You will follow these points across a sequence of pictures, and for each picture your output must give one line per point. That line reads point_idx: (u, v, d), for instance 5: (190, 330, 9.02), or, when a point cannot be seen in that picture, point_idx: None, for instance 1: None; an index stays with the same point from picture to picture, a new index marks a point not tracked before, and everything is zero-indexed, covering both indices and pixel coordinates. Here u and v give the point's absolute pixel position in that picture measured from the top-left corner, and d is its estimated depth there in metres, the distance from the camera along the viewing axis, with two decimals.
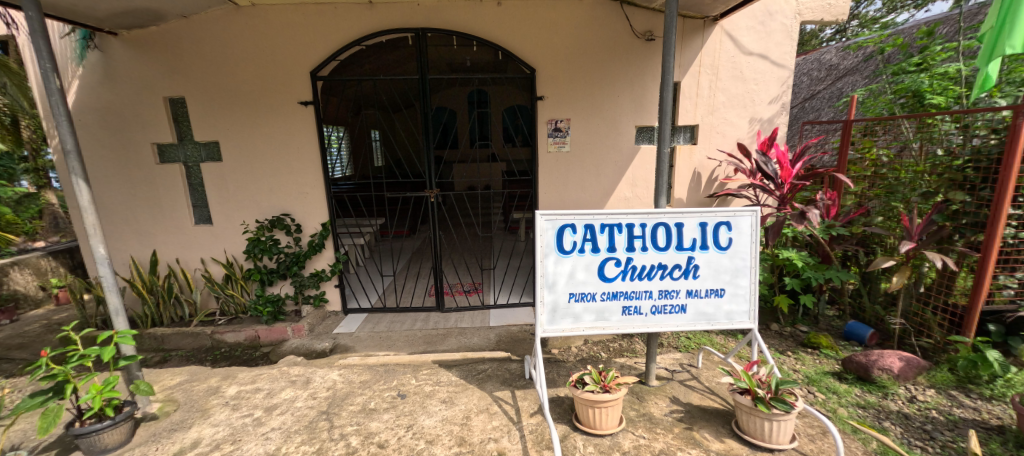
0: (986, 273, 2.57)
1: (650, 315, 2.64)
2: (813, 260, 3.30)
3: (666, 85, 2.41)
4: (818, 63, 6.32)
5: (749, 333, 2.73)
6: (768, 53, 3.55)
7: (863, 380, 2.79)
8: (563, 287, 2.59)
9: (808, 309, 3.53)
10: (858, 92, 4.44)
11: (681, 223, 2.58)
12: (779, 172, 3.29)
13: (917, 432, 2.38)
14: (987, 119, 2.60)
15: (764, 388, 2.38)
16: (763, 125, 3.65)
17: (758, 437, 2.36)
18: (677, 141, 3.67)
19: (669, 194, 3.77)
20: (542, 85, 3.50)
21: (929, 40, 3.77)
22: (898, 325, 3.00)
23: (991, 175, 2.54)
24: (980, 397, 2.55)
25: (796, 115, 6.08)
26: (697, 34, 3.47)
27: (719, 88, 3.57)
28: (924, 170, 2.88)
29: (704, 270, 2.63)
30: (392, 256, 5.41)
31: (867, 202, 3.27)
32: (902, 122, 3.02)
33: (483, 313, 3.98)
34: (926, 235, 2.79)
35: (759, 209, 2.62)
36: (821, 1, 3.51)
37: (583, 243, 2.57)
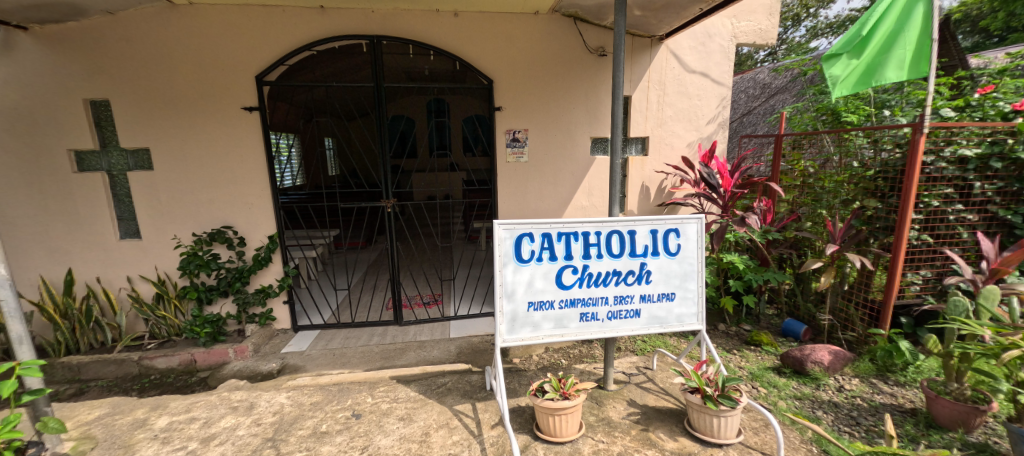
0: (898, 271, 2.85)
1: (607, 320, 2.72)
2: (753, 263, 3.51)
3: (616, 99, 2.53)
4: (755, 82, 6.88)
5: (697, 334, 2.87)
6: (709, 71, 3.82)
7: (799, 374, 3.03)
8: (522, 296, 2.62)
9: (751, 309, 3.79)
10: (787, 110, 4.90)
11: (633, 231, 2.70)
12: (721, 182, 3.47)
13: (845, 419, 2.61)
14: (892, 135, 2.91)
15: (712, 386, 2.52)
16: (704, 138, 3.90)
17: (707, 434, 2.49)
18: (629, 152, 3.83)
19: (623, 204, 3.92)
20: (500, 96, 3.55)
21: None
22: (827, 321, 3.29)
23: (899, 184, 2.86)
24: (896, 383, 2.84)
25: (735, 130, 6.57)
26: (645, 52, 3.68)
27: (666, 103, 3.79)
28: (843, 180, 3.21)
29: (656, 275, 2.76)
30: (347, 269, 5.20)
31: (797, 209, 3.57)
32: (824, 137, 3.33)
33: (443, 325, 3.91)
34: (847, 238, 3.06)
35: (703, 216, 2.79)
36: (753, 26, 3.83)
37: (540, 252, 2.62)
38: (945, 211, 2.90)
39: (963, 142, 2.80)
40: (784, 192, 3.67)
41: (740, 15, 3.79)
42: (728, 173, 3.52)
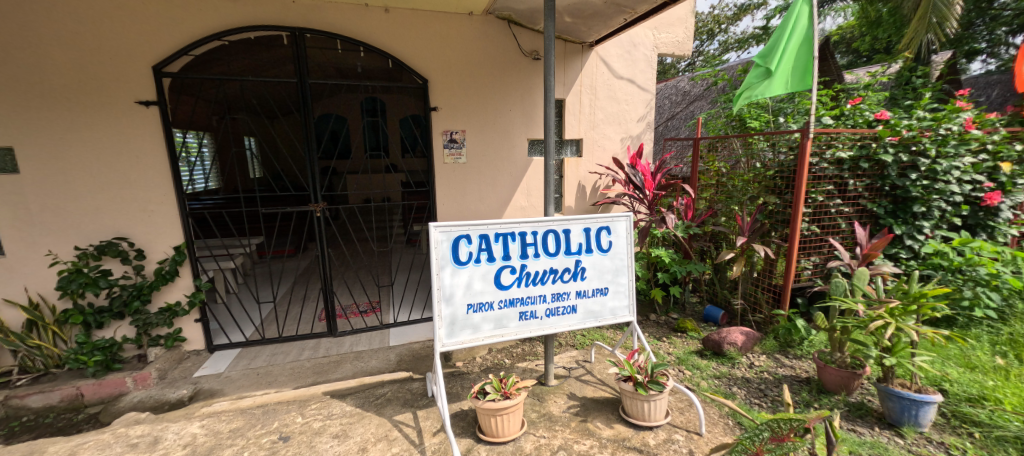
0: (793, 258, 3.25)
1: (545, 318, 2.79)
2: (678, 256, 3.80)
3: (549, 101, 2.61)
4: (676, 90, 7.44)
5: (629, 326, 3.03)
6: (635, 78, 4.07)
7: (717, 355, 3.34)
8: (461, 298, 2.60)
9: (677, 299, 4.10)
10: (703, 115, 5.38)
11: (567, 230, 2.80)
12: (643, 183, 3.75)
13: (755, 392, 2.93)
14: (786, 140, 3.32)
15: (642, 373, 2.69)
16: (632, 141, 4.15)
17: (639, 418, 2.65)
18: (565, 153, 3.98)
19: (560, 204, 4.05)
20: (435, 96, 3.49)
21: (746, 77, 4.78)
22: (740, 306, 3.67)
23: (792, 182, 3.26)
24: (795, 356, 3.25)
25: (661, 133, 7.05)
26: (576, 57, 3.83)
27: (598, 106, 3.97)
28: (749, 179, 3.60)
29: (590, 271, 2.88)
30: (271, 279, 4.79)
31: (715, 205, 3.93)
32: (733, 141, 3.70)
33: (382, 333, 3.74)
34: (753, 231, 3.43)
35: (631, 213, 2.97)
36: (672, 38, 4.15)
37: (478, 253, 2.63)
38: (828, 205, 3.36)
39: (840, 146, 3.27)
40: (702, 190, 4.04)
41: (661, 27, 4.09)
42: (650, 174, 3.80)
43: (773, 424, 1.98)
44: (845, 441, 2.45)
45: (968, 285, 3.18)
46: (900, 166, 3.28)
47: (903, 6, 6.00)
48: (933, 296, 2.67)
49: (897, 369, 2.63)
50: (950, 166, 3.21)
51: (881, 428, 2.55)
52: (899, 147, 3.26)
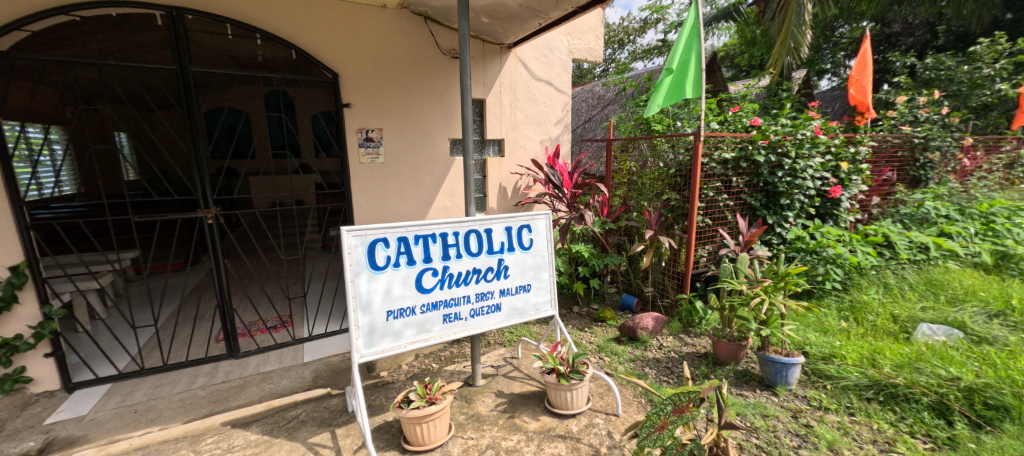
0: (690, 248, 3.63)
1: (470, 318, 2.77)
2: (596, 250, 4.03)
3: (465, 101, 2.60)
4: (592, 93, 7.88)
5: (551, 319, 3.12)
6: (552, 80, 4.24)
7: (632, 340, 3.62)
8: (380, 305, 2.49)
9: (597, 290, 4.36)
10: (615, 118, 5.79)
11: (489, 229, 2.81)
12: (563, 182, 3.90)
13: (664, 370, 3.22)
14: (681, 142, 3.70)
15: (564, 364, 2.80)
16: (551, 141, 4.30)
17: (563, 408, 2.76)
18: (487, 153, 4.01)
19: (483, 204, 4.05)
20: (347, 91, 3.29)
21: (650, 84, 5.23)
22: (650, 293, 4.02)
23: (689, 180, 3.65)
24: (695, 334, 3.64)
25: (579, 134, 7.43)
26: (495, 58, 3.86)
27: (518, 107, 4.06)
28: (654, 177, 3.95)
29: (513, 269, 2.91)
30: (152, 297, 4.14)
31: (628, 202, 4.25)
32: (641, 143, 4.04)
33: (295, 349, 3.42)
34: (659, 225, 3.77)
35: (550, 211, 3.06)
36: (584, 45, 4.43)
37: (397, 257, 2.54)
38: (717, 200, 3.82)
39: (724, 148, 3.75)
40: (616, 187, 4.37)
41: (573, 34, 4.34)
42: (569, 173, 3.93)
43: (679, 397, 2.11)
44: (734, 405, 2.80)
45: (822, 264, 3.87)
46: (769, 165, 3.86)
47: (772, 28, 7.01)
48: (794, 275, 3.18)
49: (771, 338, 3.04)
50: (806, 165, 3.85)
51: (761, 390, 2.97)
52: (768, 150, 3.80)
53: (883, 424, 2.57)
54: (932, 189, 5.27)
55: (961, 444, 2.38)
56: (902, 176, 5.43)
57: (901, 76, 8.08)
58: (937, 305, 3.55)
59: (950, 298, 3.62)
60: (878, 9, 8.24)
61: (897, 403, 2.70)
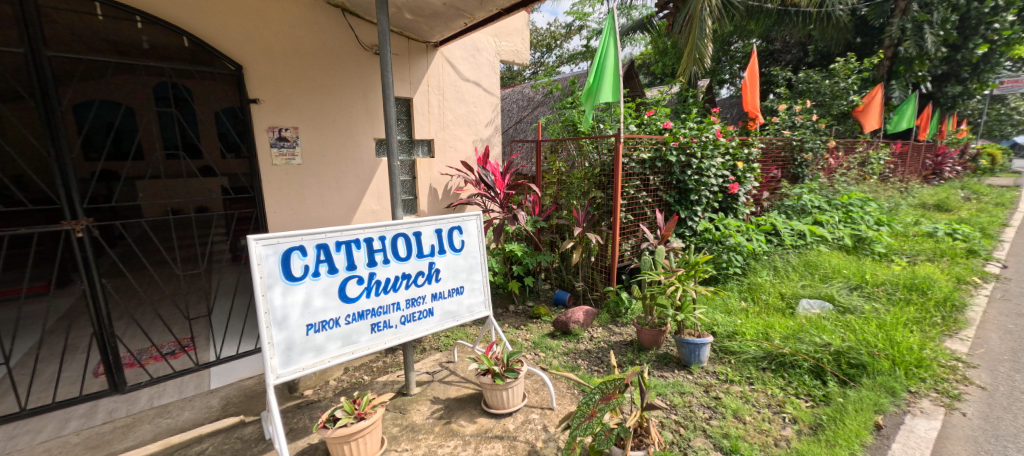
0: (615, 242, 3.86)
1: (401, 326, 2.64)
2: (528, 249, 4.10)
3: (389, 99, 2.49)
4: (521, 94, 8.03)
5: (485, 320, 3.09)
6: (481, 81, 4.25)
7: (565, 334, 3.75)
8: (299, 319, 2.29)
9: (532, 287, 4.48)
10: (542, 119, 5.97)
11: (418, 232, 2.71)
12: (495, 182, 3.90)
13: (595, 360, 3.37)
14: (603, 143, 3.93)
15: (499, 364, 2.79)
16: (482, 142, 4.31)
17: (501, 407, 2.76)
18: (417, 154, 3.90)
19: (413, 207, 3.94)
20: (254, 85, 3.03)
21: (575, 87, 5.47)
22: (581, 287, 4.21)
23: (611, 179, 3.88)
24: (622, 323, 3.87)
25: (510, 135, 7.55)
26: (421, 56, 3.77)
27: (447, 107, 4.01)
28: (580, 177, 4.14)
29: (444, 272, 2.83)
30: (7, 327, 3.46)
31: (559, 201, 4.39)
32: (569, 144, 4.21)
33: (199, 376, 3.01)
34: (586, 221, 3.96)
35: (479, 212, 3.04)
36: (510, 47, 4.54)
37: (317, 265, 2.35)
38: (639, 198, 4.11)
39: (642, 149, 4.04)
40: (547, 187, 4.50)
41: (500, 35, 4.41)
42: (501, 174, 3.95)
43: (606, 385, 2.24)
44: (655, 386, 2.97)
45: (725, 252, 4.37)
46: (680, 165, 4.24)
47: (681, 40, 7.71)
48: (702, 263, 3.51)
49: (687, 322, 3.31)
50: (710, 164, 4.29)
51: (678, 369, 3.20)
52: (679, 150, 4.18)
53: (776, 390, 2.91)
54: (807, 185, 6.17)
55: (832, 399, 2.78)
56: (785, 173, 6.28)
57: (782, 87, 9.31)
58: (813, 282, 4.18)
59: (823, 276, 4.28)
60: (763, 27, 9.48)
61: (785, 370, 3.09)
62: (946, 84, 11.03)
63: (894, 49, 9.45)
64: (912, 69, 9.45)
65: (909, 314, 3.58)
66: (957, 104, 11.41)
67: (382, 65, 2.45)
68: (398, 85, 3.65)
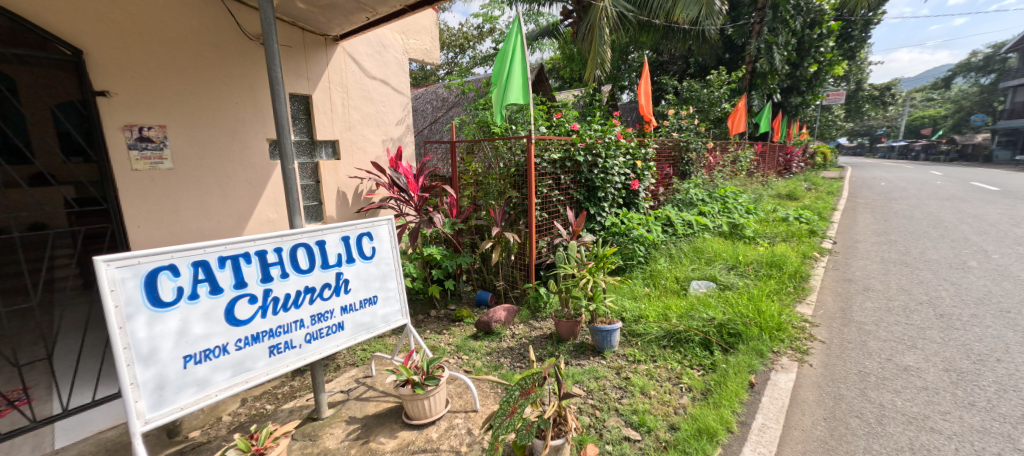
0: (531, 239, 4.01)
1: (306, 345, 2.33)
2: (447, 251, 4.09)
3: (278, 97, 2.26)
4: (435, 95, 7.96)
5: (404, 328, 2.87)
6: (388, 79, 4.14)
7: (487, 334, 3.80)
8: (173, 351, 1.90)
9: (454, 290, 4.51)
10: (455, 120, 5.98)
11: (322, 241, 2.39)
12: (408, 185, 3.80)
13: (516, 356, 3.46)
14: (515, 144, 4.06)
15: (419, 373, 2.68)
16: (393, 142, 4.22)
17: (423, 417, 2.66)
18: (320, 156, 3.68)
19: (319, 211, 3.73)
20: (106, 78, 2.69)
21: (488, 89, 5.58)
22: (501, 286, 4.32)
23: (526, 179, 4.05)
24: (542, 317, 4.04)
25: (424, 136, 7.46)
26: (319, 50, 3.57)
27: (352, 106, 3.85)
28: (496, 177, 4.24)
29: (355, 282, 2.56)
30: None
31: (477, 202, 4.45)
32: (484, 145, 4.27)
33: (37, 436, 2.52)
34: (503, 220, 4.07)
35: (392, 216, 2.79)
36: (419, 46, 4.48)
37: (194, 286, 1.96)
38: (552, 196, 4.32)
39: (552, 150, 4.24)
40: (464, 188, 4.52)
41: (408, 33, 4.34)
42: (414, 177, 3.85)
43: (525, 380, 2.16)
44: (573, 375, 3.13)
45: (630, 243, 4.80)
46: (587, 164, 4.55)
47: (584, 47, 8.26)
48: (610, 255, 3.78)
49: (599, 311, 3.54)
50: (613, 164, 4.68)
51: (593, 356, 3.42)
52: (586, 150, 4.50)
53: (675, 364, 3.26)
54: (694, 180, 7.02)
55: (717, 366, 3.19)
56: (676, 170, 7.08)
57: (670, 94, 10.43)
58: (700, 265, 4.78)
59: (708, 259, 4.93)
60: (653, 39, 10.56)
61: (681, 345, 3.49)
62: (790, 96, 13.25)
63: (752, 65, 11.11)
64: (767, 82, 11.20)
65: (773, 287, 4.27)
66: (798, 112, 13.77)
67: (270, 59, 2.24)
68: (293, 80, 3.39)
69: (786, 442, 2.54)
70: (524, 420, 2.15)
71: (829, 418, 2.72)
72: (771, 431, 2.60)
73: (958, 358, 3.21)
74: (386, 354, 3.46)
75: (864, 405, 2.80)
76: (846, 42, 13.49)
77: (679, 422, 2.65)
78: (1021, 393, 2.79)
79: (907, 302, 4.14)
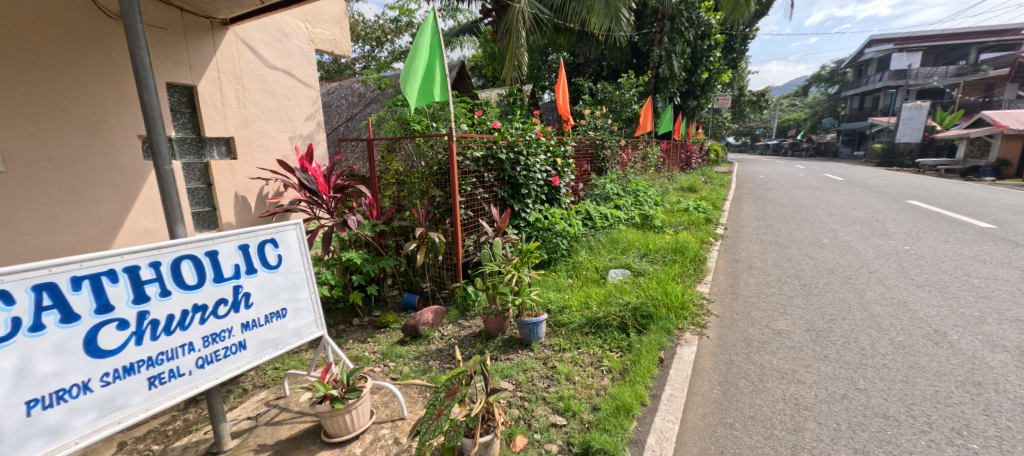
0: (457, 236, 4.08)
1: (197, 371, 2.08)
2: (368, 255, 4.02)
3: (145, 84, 1.99)
4: (351, 90, 7.70)
5: (320, 340, 2.69)
6: (292, 71, 3.99)
7: (415, 337, 3.79)
8: (11, 395, 1.60)
9: (379, 296, 4.48)
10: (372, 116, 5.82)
11: (212, 252, 2.13)
12: (318, 187, 3.68)
13: (445, 357, 3.47)
14: (438, 142, 4.12)
15: (338, 386, 2.52)
16: (301, 140, 4.09)
17: (344, 433, 2.51)
18: (210, 155, 3.44)
19: (215, 217, 3.50)
20: None
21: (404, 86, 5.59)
22: (427, 287, 4.36)
23: (449, 177, 4.11)
24: (470, 315, 4.14)
25: (340, 133, 7.18)
26: (204, 34, 3.32)
27: (249, 99, 3.64)
28: (418, 177, 4.27)
29: (258, 295, 2.33)
30: None
31: (399, 202, 4.44)
32: (406, 143, 4.25)
33: None
34: (427, 220, 4.05)
35: (300, 221, 2.59)
36: (327, 36, 4.43)
37: (38, 316, 1.66)
38: (476, 195, 4.43)
39: (474, 147, 4.32)
40: (386, 188, 4.46)
41: (313, 21, 4.24)
42: (323, 177, 3.73)
43: (451, 381, 2.27)
44: (502, 370, 3.23)
45: (554, 237, 5.06)
46: (510, 161, 4.73)
47: (503, 46, 8.49)
48: (532, 250, 4.02)
49: (526, 305, 3.71)
50: (535, 161, 4.91)
51: (521, 349, 3.57)
52: (508, 148, 4.67)
53: (596, 349, 3.51)
54: (610, 176, 7.56)
55: (631, 347, 3.50)
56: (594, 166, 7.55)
57: (586, 95, 11.07)
58: (617, 255, 5.19)
59: (623, 248, 5.37)
60: (570, 42, 11.12)
61: (601, 330, 3.79)
62: (688, 99, 14.70)
63: (655, 70, 12.17)
64: (669, 86, 12.34)
65: (677, 270, 4.77)
66: (696, 114, 15.31)
67: (132, 42, 1.96)
68: (170, 68, 3.13)
69: (690, 407, 2.86)
70: (451, 421, 2.19)
71: (723, 381, 3.12)
72: (678, 399, 2.90)
73: (815, 320, 3.85)
74: (300, 370, 3.22)
75: (749, 367, 3.26)
76: (730, 54, 15.31)
77: (600, 403, 2.82)
78: (859, 343, 3.43)
79: (781, 276, 4.88)
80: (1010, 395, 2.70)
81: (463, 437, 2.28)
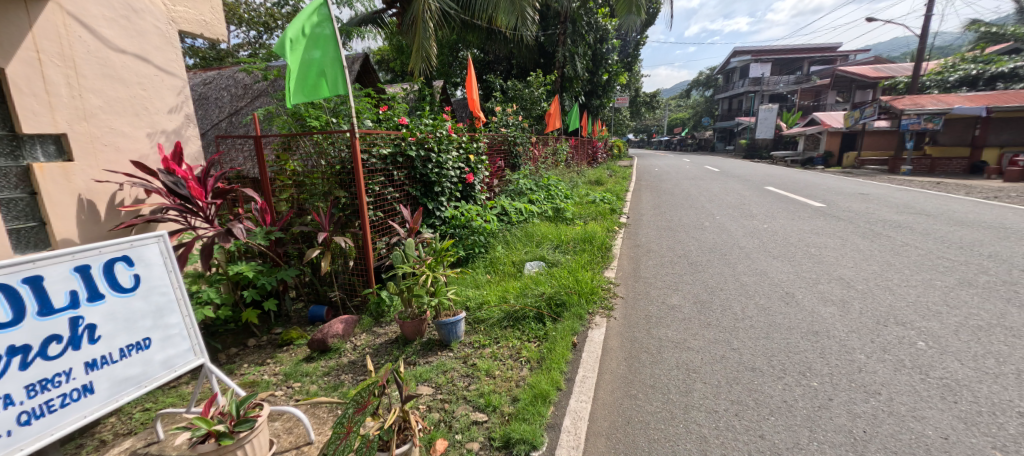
0: (367, 239, 3.87)
1: (18, 430, 1.69)
2: (263, 267, 3.65)
3: None
4: (234, 81, 6.94)
5: (200, 368, 2.33)
6: (148, 55, 3.50)
7: (324, 352, 3.55)
8: None
9: (279, 311, 4.11)
10: (259, 111, 5.22)
11: (33, 278, 1.72)
12: (189, 191, 3.22)
13: (358, 369, 3.29)
14: (340, 140, 3.88)
15: (225, 420, 2.22)
16: (165, 137, 3.62)
17: None
18: (33, 156, 2.88)
19: (47, 232, 2.94)
20: None
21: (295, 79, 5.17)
22: (337, 296, 4.10)
23: (354, 177, 3.91)
24: (385, 322, 3.98)
25: (223, 130, 6.43)
26: (15, 4, 2.73)
27: (87, 88, 3.09)
28: (319, 177, 3.99)
29: (107, 326, 1.93)
30: None
31: (298, 204, 4.14)
32: (304, 139, 3.94)
33: None
34: (331, 225, 3.84)
35: (165, 232, 2.20)
36: (195, 17, 3.95)
37: None
38: (384, 194, 4.25)
39: (380, 144, 4.13)
40: (282, 191, 4.09)
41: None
42: (196, 181, 3.28)
43: (361, 395, 2.11)
44: (421, 374, 3.16)
45: (471, 234, 5.06)
46: (420, 158, 4.62)
47: (408, 38, 8.25)
48: (446, 248, 3.97)
49: (443, 306, 3.66)
50: (446, 158, 4.83)
51: (441, 350, 3.52)
52: (417, 145, 4.55)
53: (515, 341, 3.59)
54: (523, 172, 7.76)
55: (547, 336, 3.64)
56: (507, 161, 7.67)
57: (496, 92, 11.20)
58: (533, 248, 5.35)
59: (537, 241, 5.54)
60: (478, 38, 11.13)
61: (519, 322, 3.87)
62: (591, 97, 15.56)
63: (560, 69, 12.72)
64: (573, 84, 12.97)
65: (586, 259, 5.04)
66: (599, 111, 16.29)
67: None
68: None
69: (600, 386, 3.04)
70: (362, 437, 2.09)
71: (628, 357, 3.37)
72: (590, 380, 3.06)
73: (700, 292, 4.33)
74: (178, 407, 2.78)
75: (649, 341, 3.57)
76: (625, 58, 16.55)
77: (519, 393, 2.89)
78: (734, 309, 3.93)
79: (674, 257, 5.39)
80: (836, 339, 3.29)
81: (378, 451, 2.16)
